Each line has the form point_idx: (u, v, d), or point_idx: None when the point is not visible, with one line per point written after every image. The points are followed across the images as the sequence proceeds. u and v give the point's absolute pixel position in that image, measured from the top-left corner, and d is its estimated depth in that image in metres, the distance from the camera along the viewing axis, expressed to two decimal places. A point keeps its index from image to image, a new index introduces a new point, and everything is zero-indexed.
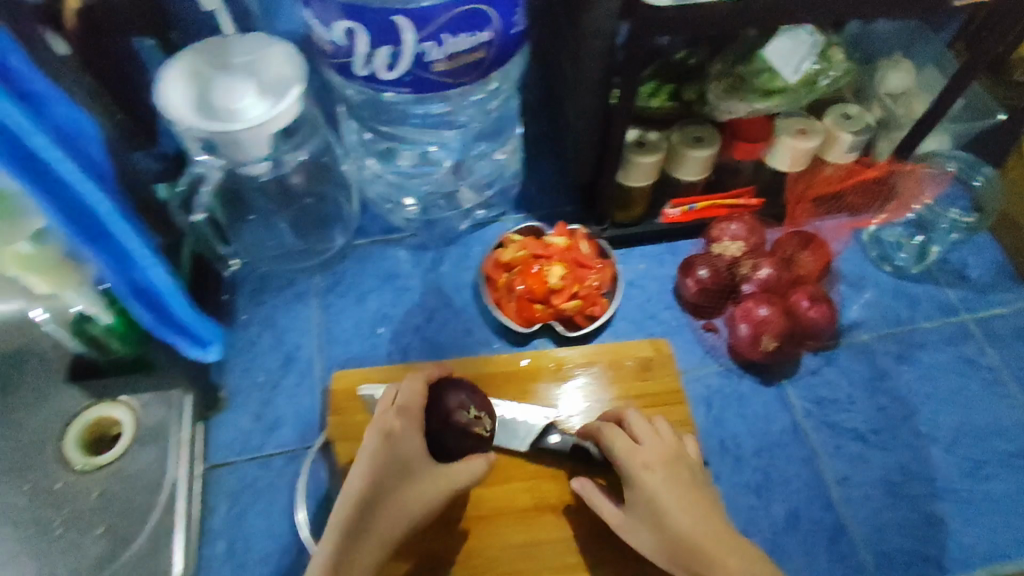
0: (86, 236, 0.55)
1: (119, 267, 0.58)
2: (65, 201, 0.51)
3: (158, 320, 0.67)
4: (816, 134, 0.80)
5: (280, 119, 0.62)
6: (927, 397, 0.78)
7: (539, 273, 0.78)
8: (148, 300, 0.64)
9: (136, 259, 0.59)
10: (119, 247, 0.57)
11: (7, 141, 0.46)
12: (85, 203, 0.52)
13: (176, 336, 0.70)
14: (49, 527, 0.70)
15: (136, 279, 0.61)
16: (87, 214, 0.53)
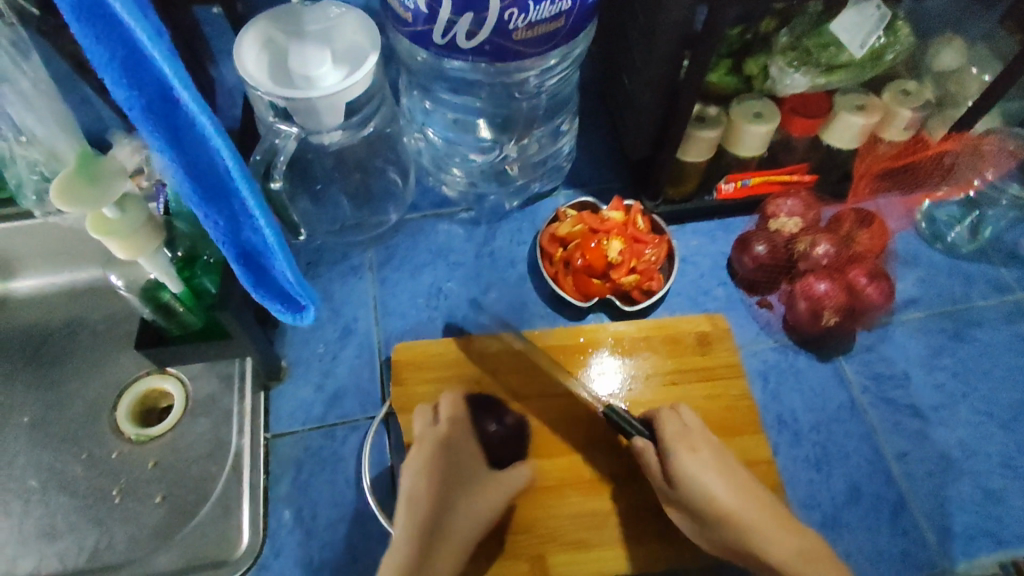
0: (205, 194, 0.45)
1: (232, 227, 0.48)
2: (191, 154, 0.42)
3: (259, 284, 0.55)
4: (875, 110, 0.79)
5: (353, 90, 0.63)
6: (985, 375, 0.78)
7: (597, 249, 0.79)
8: (252, 263, 0.53)
9: (251, 219, 0.48)
10: (241, 206, 0.47)
11: (134, 72, 0.36)
12: (211, 154, 0.43)
13: (271, 299, 0.57)
14: (107, 494, 0.70)
15: (245, 240, 0.50)
16: (212, 168, 0.44)
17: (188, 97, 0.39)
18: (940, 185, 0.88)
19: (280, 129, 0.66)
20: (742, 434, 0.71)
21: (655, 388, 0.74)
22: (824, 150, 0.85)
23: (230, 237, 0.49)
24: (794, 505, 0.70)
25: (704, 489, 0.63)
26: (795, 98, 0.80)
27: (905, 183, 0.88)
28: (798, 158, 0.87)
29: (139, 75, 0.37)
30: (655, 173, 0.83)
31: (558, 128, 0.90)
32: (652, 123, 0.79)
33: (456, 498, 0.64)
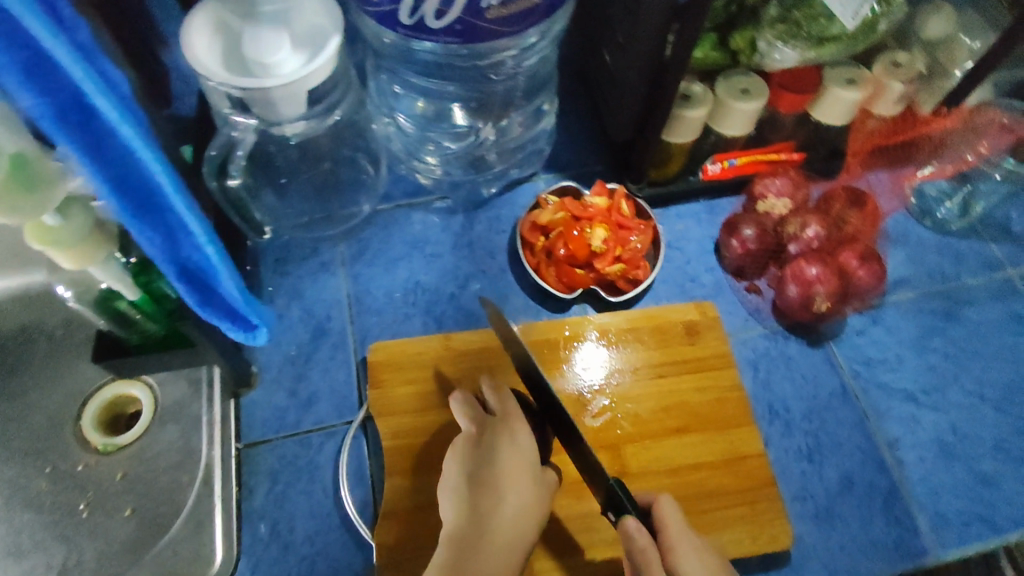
0: (136, 209, 0.41)
1: (167, 244, 0.45)
2: (116, 166, 0.38)
3: (205, 305, 0.53)
4: (866, 84, 0.75)
5: (315, 77, 0.58)
6: (976, 355, 0.77)
7: (580, 238, 0.75)
8: (194, 279, 0.50)
9: (189, 235, 0.45)
10: (177, 221, 0.44)
11: (47, 80, 0.32)
12: (140, 167, 0.39)
13: (221, 318, 0.56)
14: (74, 510, 0.66)
15: (185, 256, 0.47)
16: (142, 181, 0.40)
17: (104, 104, 0.34)
18: (926, 162, 0.86)
19: (236, 121, 0.62)
20: (733, 427, 0.69)
21: (644, 383, 0.71)
22: (812, 126, 0.81)
23: (168, 256, 0.46)
24: (786, 499, 0.68)
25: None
26: (783, 73, 0.76)
27: (895, 159, 0.85)
28: (785, 136, 0.83)
29: (48, 79, 0.32)
30: (638, 157, 0.80)
31: (541, 107, 0.87)
32: (637, 104, 0.76)
33: (499, 492, 0.56)
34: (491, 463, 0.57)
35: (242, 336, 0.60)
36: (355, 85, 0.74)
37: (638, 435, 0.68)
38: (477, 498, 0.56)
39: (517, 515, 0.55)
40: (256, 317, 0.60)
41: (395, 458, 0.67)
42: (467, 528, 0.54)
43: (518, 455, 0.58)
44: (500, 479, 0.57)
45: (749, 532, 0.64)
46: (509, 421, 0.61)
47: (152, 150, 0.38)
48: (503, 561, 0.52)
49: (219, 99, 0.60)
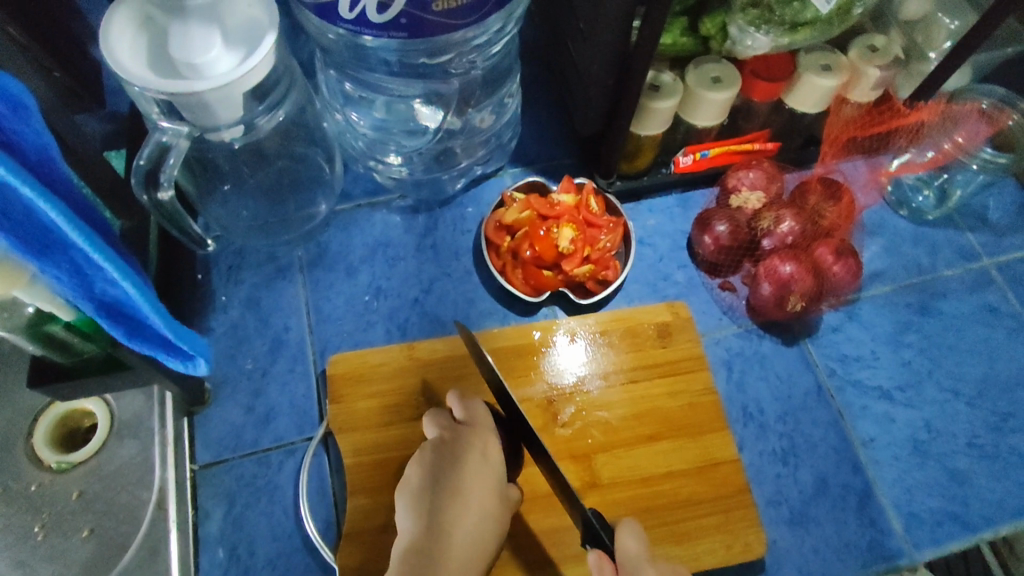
0: (33, 249, 0.41)
1: (78, 280, 0.45)
2: (5, 209, 0.37)
3: (133, 337, 0.52)
4: (842, 70, 0.72)
5: (252, 77, 0.54)
6: (950, 350, 0.75)
7: (547, 238, 0.71)
8: (118, 315, 0.50)
9: (98, 270, 0.45)
10: (82, 257, 0.44)
11: None
12: (26, 205, 0.38)
13: (154, 349, 0.55)
14: (29, 533, 0.65)
15: (101, 292, 0.47)
16: (33, 219, 0.40)
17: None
18: (905, 150, 0.83)
19: (167, 127, 0.57)
20: (707, 432, 0.67)
21: (616, 389, 0.69)
22: (787, 114, 0.78)
23: (82, 294, 0.46)
24: (759, 504, 0.67)
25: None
26: (756, 60, 0.73)
27: (873, 147, 0.83)
28: (759, 124, 0.80)
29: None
30: (607, 151, 0.76)
31: (503, 100, 0.81)
32: (602, 97, 0.72)
33: (461, 506, 0.54)
34: (454, 472, 0.56)
35: (181, 365, 0.59)
36: (302, 83, 0.70)
37: (608, 444, 0.66)
38: (438, 511, 0.54)
39: (475, 531, 0.54)
40: (194, 347, 0.59)
41: (358, 476, 0.64)
42: (424, 541, 0.52)
43: (483, 468, 0.56)
44: (462, 492, 0.55)
45: (722, 541, 0.63)
46: (479, 430, 0.59)
47: (33, 187, 0.37)
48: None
49: (147, 103, 0.55)
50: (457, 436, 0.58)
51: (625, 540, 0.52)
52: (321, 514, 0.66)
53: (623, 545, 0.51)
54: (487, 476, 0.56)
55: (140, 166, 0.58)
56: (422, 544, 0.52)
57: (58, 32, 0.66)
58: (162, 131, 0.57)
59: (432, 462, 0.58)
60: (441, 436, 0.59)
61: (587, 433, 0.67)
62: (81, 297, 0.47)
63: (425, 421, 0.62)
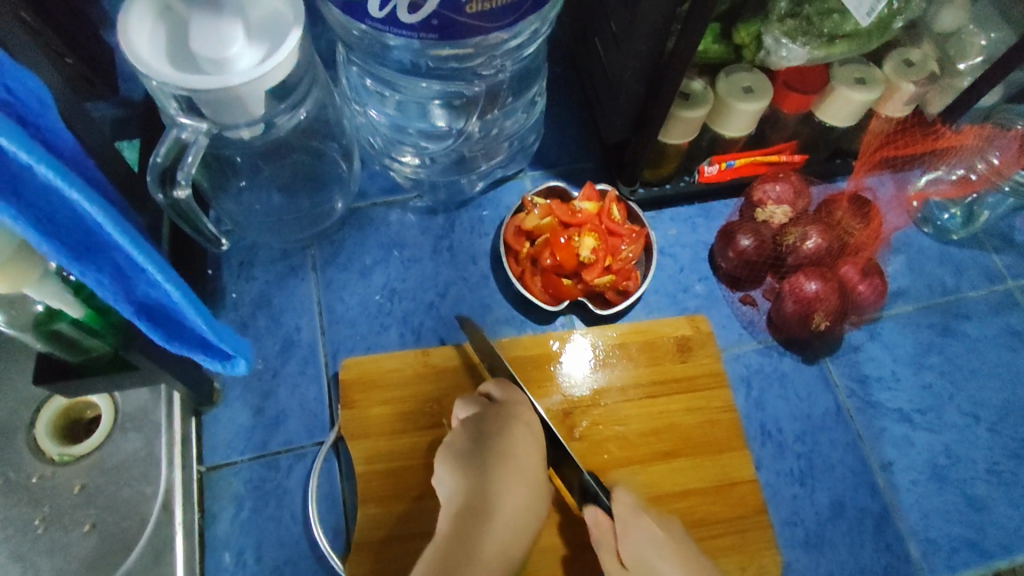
0: (76, 252, 0.39)
1: (120, 283, 0.43)
2: (45, 209, 0.36)
3: (173, 339, 0.52)
4: (877, 85, 0.70)
5: (274, 75, 0.51)
6: (972, 373, 0.74)
7: (568, 246, 0.70)
8: (157, 316, 0.48)
9: (141, 271, 0.44)
10: (124, 258, 0.42)
11: None
12: (70, 205, 0.37)
13: (193, 350, 0.54)
14: (29, 525, 0.66)
15: (142, 293, 0.46)
16: (76, 221, 0.38)
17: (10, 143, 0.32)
18: (934, 167, 0.82)
19: (185, 123, 0.54)
20: (725, 452, 0.66)
21: (634, 404, 0.67)
22: (817, 126, 0.76)
23: (123, 297, 0.44)
24: (776, 524, 0.66)
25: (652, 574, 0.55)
26: (789, 71, 0.71)
27: (901, 164, 0.81)
28: (787, 136, 0.78)
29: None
30: (630, 158, 0.75)
31: (534, 99, 0.80)
32: (631, 106, 0.69)
33: (505, 471, 0.56)
34: (503, 443, 0.57)
35: (218, 364, 0.57)
36: (323, 79, 0.68)
37: (624, 460, 0.65)
38: (484, 475, 0.56)
39: (520, 496, 0.56)
40: (233, 346, 0.57)
41: (369, 484, 0.63)
42: (471, 505, 0.54)
43: (525, 436, 0.58)
44: (509, 460, 0.56)
45: (738, 563, 0.62)
46: (518, 403, 0.60)
47: (78, 187, 0.36)
48: (503, 538, 0.53)
49: (166, 98, 0.53)
50: (498, 408, 0.60)
51: (619, 493, 0.59)
52: (331, 520, 0.65)
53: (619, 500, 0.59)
54: (529, 445, 0.58)
55: (158, 162, 0.56)
56: (469, 508, 0.54)
57: (71, 17, 0.64)
58: (180, 128, 0.55)
59: (472, 432, 0.59)
60: (482, 408, 0.60)
61: (604, 447, 0.66)
62: (122, 300, 0.45)
63: (458, 405, 0.62)
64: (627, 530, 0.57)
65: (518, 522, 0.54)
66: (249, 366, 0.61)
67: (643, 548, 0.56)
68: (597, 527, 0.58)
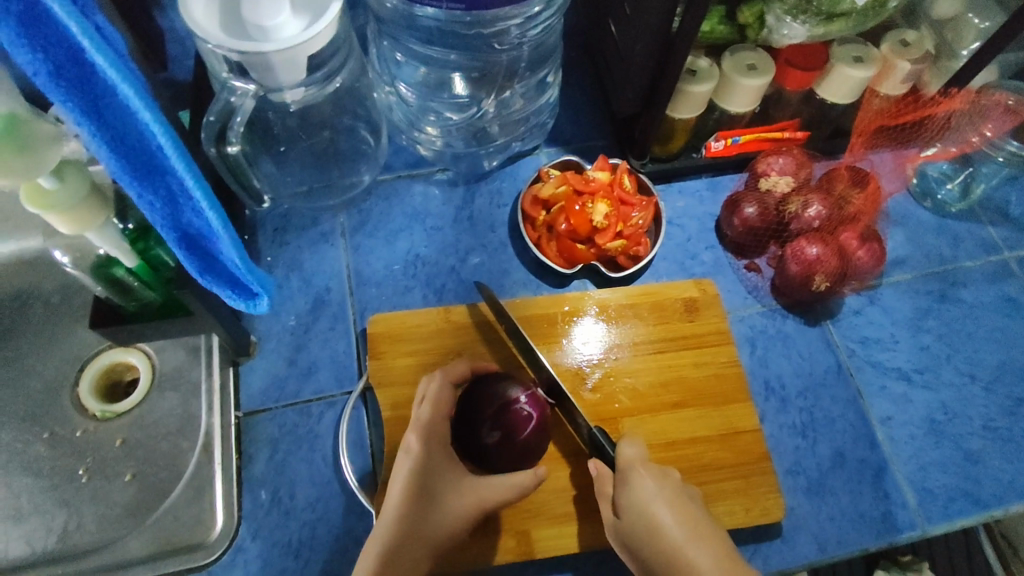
0: (136, 172, 0.42)
1: (169, 210, 0.46)
2: (117, 127, 0.39)
3: (206, 272, 0.54)
4: (874, 62, 0.74)
5: (317, 41, 0.57)
6: (968, 336, 0.78)
7: (582, 212, 0.74)
8: (195, 247, 0.51)
9: (190, 200, 0.45)
10: (178, 185, 0.44)
11: (64, 49, 0.34)
12: (141, 128, 0.39)
13: (221, 286, 0.57)
14: (74, 474, 0.68)
15: (186, 222, 0.48)
16: (143, 145, 0.40)
17: (102, 61, 0.35)
18: (931, 144, 0.85)
19: (236, 86, 0.60)
20: (729, 402, 0.70)
21: (643, 358, 0.72)
22: (818, 104, 0.81)
23: (169, 221, 0.47)
24: (779, 472, 0.70)
25: (650, 523, 0.56)
26: (791, 49, 0.75)
27: (901, 139, 0.85)
28: (790, 114, 0.83)
29: (46, 37, 0.34)
30: (641, 132, 0.80)
31: (545, 80, 0.84)
32: (642, 77, 0.74)
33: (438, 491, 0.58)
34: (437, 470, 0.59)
35: (244, 304, 0.60)
36: (356, 51, 0.73)
37: (635, 413, 0.69)
38: (415, 503, 0.56)
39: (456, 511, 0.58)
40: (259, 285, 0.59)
41: (396, 428, 0.68)
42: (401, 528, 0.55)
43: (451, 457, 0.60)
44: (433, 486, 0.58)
45: (743, 504, 0.66)
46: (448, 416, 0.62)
47: (152, 110, 0.38)
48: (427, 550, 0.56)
49: (217, 61, 0.59)
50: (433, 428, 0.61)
51: (627, 448, 0.62)
52: (359, 463, 0.69)
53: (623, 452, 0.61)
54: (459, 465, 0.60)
55: (209, 121, 0.62)
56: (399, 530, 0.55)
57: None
58: (230, 90, 0.60)
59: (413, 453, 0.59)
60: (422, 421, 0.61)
61: (616, 398, 0.70)
62: (167, 227, 0.47)
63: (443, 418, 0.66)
64: (625, 480, 0.59)
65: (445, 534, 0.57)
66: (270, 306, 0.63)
67: (641, 497, 0.58)
68: (605, 479, 0.62)
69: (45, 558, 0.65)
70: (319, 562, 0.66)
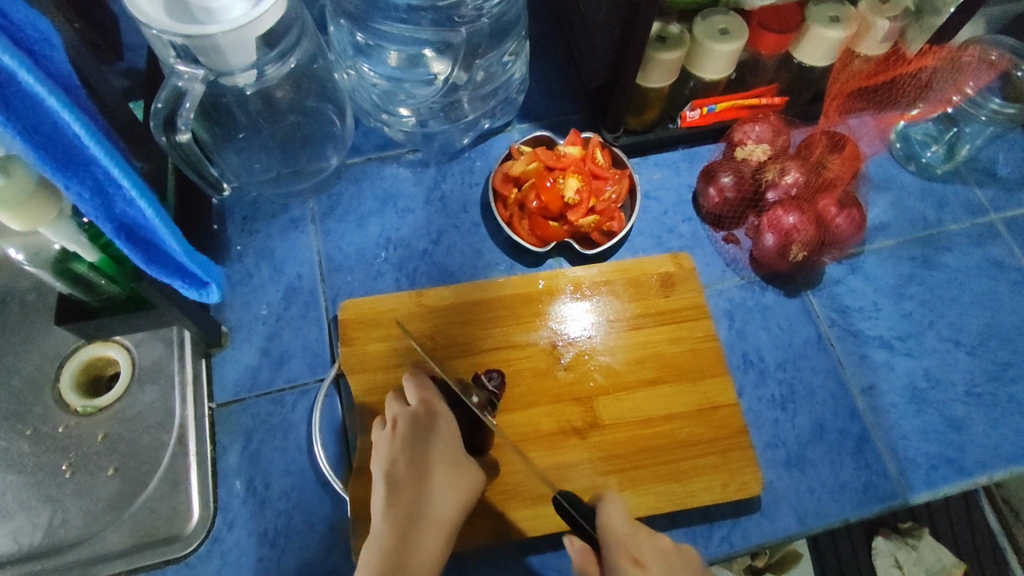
0: (58, 163, 0.42)
1: (100, 200, 0.46)
2: (29, 118, 0.38)
3: (151, 263, 0.54)
4: (851, 21, 0.71)
5: (264, 21, 0.54)
6: (952, 301, 0.76)
7: (553, 189, 0.73)
8: (136, 238, 0.51)
9: (119, 189, 0.46)
10: (104, 174, 0.44)
11: None
12: (54, 118, 0.39)
13: (171, 277, 0.57)
14: (56, 470, 0.68)
15: (120, 212, 0.48)
16: (61, 134, 0.41)
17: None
18: (914, 105, 0.82)
19: (182, 70, 0.58)
20: (707, 377, 0.69)
21: (619, 335, 0.71)
22: (795, 68, 0.78)
23: (102, 214, 0.47)
24: (758, 446, 0.69)
25: None
26: (764, 12, 0.73)
27: (881, 101, 0.82)
28: (767, 79, 0.80)
29: None
30: (613, 106, 0.77)
31: (503, 59, 0.81)
32: (611, 47, 0.71)
33: (429, 484, 0.56)
34: (425, 448, 0.58)
35: (194, 292, 0.61)
36: (312, 30, 0.71)
37: (608, 393, 0.68)
38: (398, 498, 0.55)
39: (453, 501, 0.56)
40: (205, 271, 0.60)
41: (368, 413, 0.67)
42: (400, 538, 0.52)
43: (443, 448, 0.58)
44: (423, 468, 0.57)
45: (721, 479, 0.65)
46: (440, 407, 0.60)
47: (60, 98, 0.38)
48: (437, 549, 0.53)
49: (163, 46, 0.57)
50: (418, 417, 0.59)
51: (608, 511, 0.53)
52: (335, 450, 0.69)
53: (607, 518, 0.53)
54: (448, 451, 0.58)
55: (158, 109, 0.60)
56: (396, 537, 0.52)
57: None
58: (178, 76, 0.58)
59: (395, 447, 0.58)
60: (399, 421, 0.60)
61: (591, 380, 0.69)
62: (102, 218, 0.47)
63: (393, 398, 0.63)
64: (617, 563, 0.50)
65: (447, 525, 0.55)
66: (221, 294, 0.64)
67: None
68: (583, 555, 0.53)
69: (31, 554, 0.65)
70: (297, 550, 0.66)
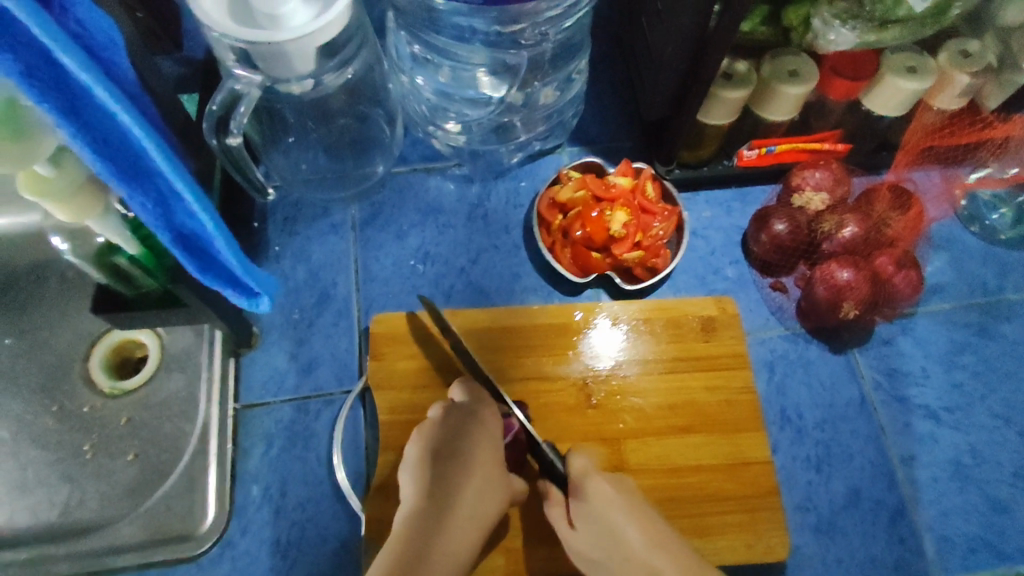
0: (124, 174, 0.42)
1: (162, 210, 0.46)
2: (98, 128, 0.39)
3: (206, 271, 0.55)
4: (929, 73, 0.68)
5: (325, 32, 0.53)
6: (1006, 376, 0.72)
7: (599, 220, 0.71)
8: (192, 248, 0.51)
9: (181, 202, 0.46)
10: (167, 186, 0.45)
11: (36, 54, 0.34)
12: (123, 131, 0.40)
13: (220, 284, 0.57)
14: (79, 450, 0.68)
15: (179, 223, 0.48)
16: (125, 145, 0.41)
17: (75, 66, 0.35)
18: (985, 165, 0.79)
19: (240, 74, 0.58)
20: (740, 431, 0.66)
21: (653, 377, 0.68)
22: (863, 115, 0.74)
23: (163, 223, 0.47)
24: (787, 507, 0.66)
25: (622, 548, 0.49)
26: (838, 56, 0.69)
27: (951, 159, 0.79)
28: (832, 124, 0.76)
29: (10, 40, 0.32)
30: (669, 139, 0.74)
31: (571, 76, 0.80)
32: (672, 80, 0.69)
33: (465, 475, 0.52)
34: (463, 445, 0.54)
35: (245, 302, 0.61)
36: (370, 40, 0.70)
37: (636, 436, 0.66)
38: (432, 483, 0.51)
39: (483, 501, 0.51)
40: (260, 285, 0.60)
41: (391, 432, 0.66)
42: (428, 513, 0.49)
43: (486, 437, 0.54)
44: (461, 459, 0.53)
45: (744, 540, 0.63)
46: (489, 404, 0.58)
47: (129, 112, 0.38)
48: (468, 541, 0.48)
49: (223, 49, 0.56)
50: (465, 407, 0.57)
51: (577, 460, 0.56)
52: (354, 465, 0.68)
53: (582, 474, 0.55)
54: (491, 447, 0.54)
55: (212, 111, 0.60)
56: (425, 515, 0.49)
57: None
58: (235, 79, 0.58)
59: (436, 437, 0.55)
60: (443, 410, 0.57)
61: (621, 420, 0.67)
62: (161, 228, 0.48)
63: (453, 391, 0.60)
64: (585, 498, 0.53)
65: (476, 525, 0.50)
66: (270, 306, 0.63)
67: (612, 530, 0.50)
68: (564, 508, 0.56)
69: (47, 531, 0.65)
70: (307, 561, 0.65)
